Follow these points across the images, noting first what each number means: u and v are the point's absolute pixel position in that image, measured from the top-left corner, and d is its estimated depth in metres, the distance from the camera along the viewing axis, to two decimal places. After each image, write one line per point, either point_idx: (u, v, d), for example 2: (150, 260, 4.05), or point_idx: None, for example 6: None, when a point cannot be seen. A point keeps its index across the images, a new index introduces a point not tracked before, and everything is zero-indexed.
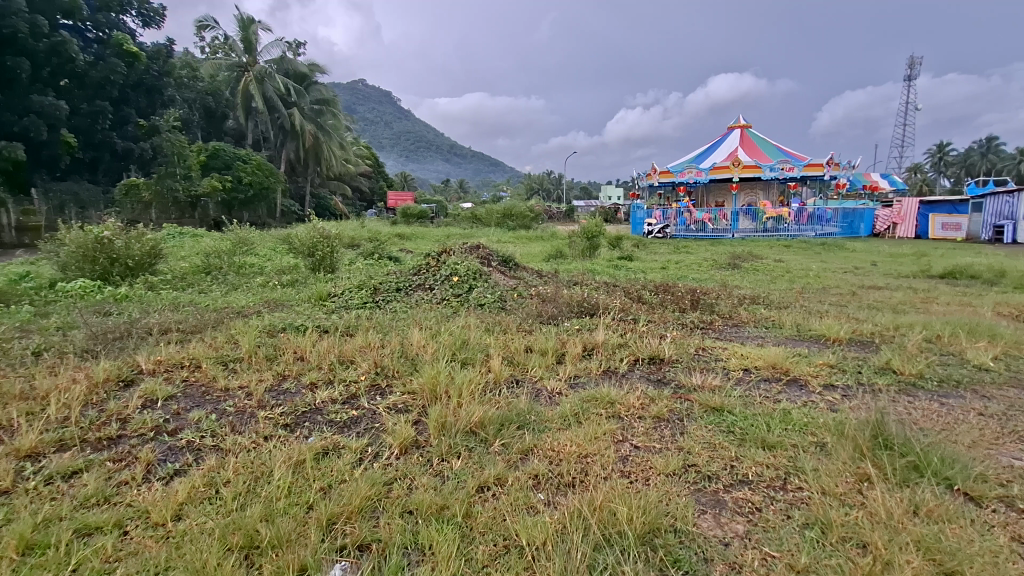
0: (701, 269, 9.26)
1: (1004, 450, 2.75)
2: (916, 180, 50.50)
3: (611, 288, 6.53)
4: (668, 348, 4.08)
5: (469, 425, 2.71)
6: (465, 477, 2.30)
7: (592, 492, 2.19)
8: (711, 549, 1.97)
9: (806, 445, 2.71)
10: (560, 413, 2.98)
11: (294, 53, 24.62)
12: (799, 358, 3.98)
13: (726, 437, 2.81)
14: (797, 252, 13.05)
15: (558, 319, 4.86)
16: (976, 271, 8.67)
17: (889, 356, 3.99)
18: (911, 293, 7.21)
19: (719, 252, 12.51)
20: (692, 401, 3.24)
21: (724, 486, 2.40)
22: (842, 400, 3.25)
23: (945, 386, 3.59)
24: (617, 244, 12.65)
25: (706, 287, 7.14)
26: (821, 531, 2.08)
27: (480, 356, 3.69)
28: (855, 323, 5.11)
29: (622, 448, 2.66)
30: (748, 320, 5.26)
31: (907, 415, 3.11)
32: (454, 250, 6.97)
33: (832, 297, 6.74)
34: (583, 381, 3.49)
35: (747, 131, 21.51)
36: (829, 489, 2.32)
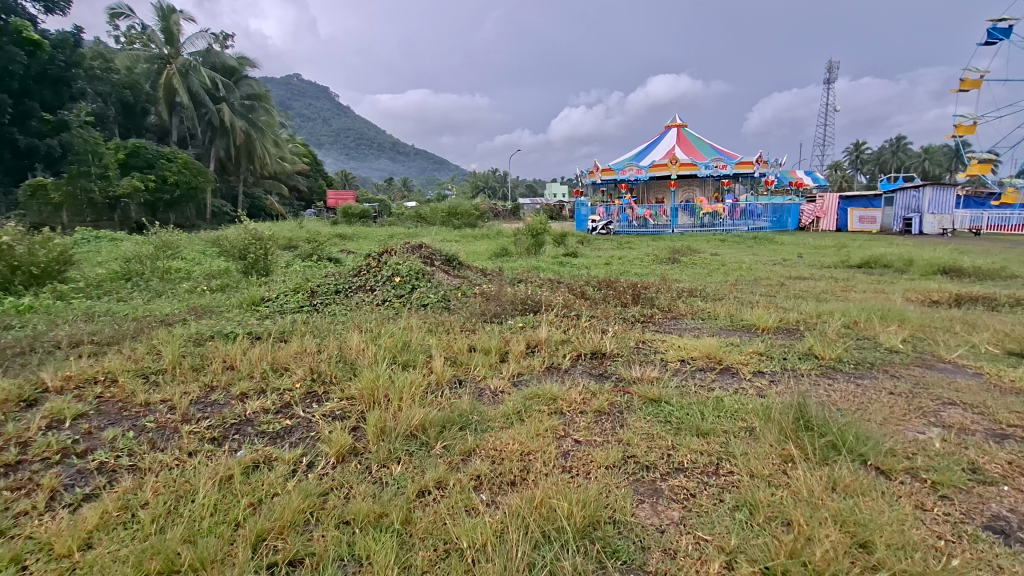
0: (642, 264, 9.53)
1: (911, 425, 3.00)
2: (837, 176, 54.13)
3: (554, 285, 6.60)
4: (610, 342, 4.17)
5: (409, 429, 2.66)
6: (405, 483, 2.26)
7: (534, 490, 2.20)
8: (648, 537, 2.03)
9: (737, 431, 2.84)
10: (503, 412, 2.99)
11: (221, 45, 23.35)
12: (731, 347, 4.18)
13: (663, 427, 2.90)
14: (731, 246, 13.69)
15: (502, 318, 4.87)
16: (889, 260, 9.40)
17: (811, 342, 4.26)
18: (832, 282, 7.72)
19: (659, 247, 12.93)
20: (632, 393, 3.33)
21: (662, 475, 2.48)
22: (769, 386, 3.44)
23: (861, 368, 3.88)
24: (562, 241, 12.82)
25: (647, 281, 7.36)
26: (750, 512, 2.18)
27: (422, 357, 3.64)
28: (782, 312, 5.42)
29: (563, 444, 2.69)
30: (685, 312, 5.46)
31: (827, 396, 3.34)
32: (396, 250, 6.83)
33: (762, 288, 7.11)
34: (526, 378, 3.51)
35: (683, 130, 22.35)
36: (756, 471, 2.45)
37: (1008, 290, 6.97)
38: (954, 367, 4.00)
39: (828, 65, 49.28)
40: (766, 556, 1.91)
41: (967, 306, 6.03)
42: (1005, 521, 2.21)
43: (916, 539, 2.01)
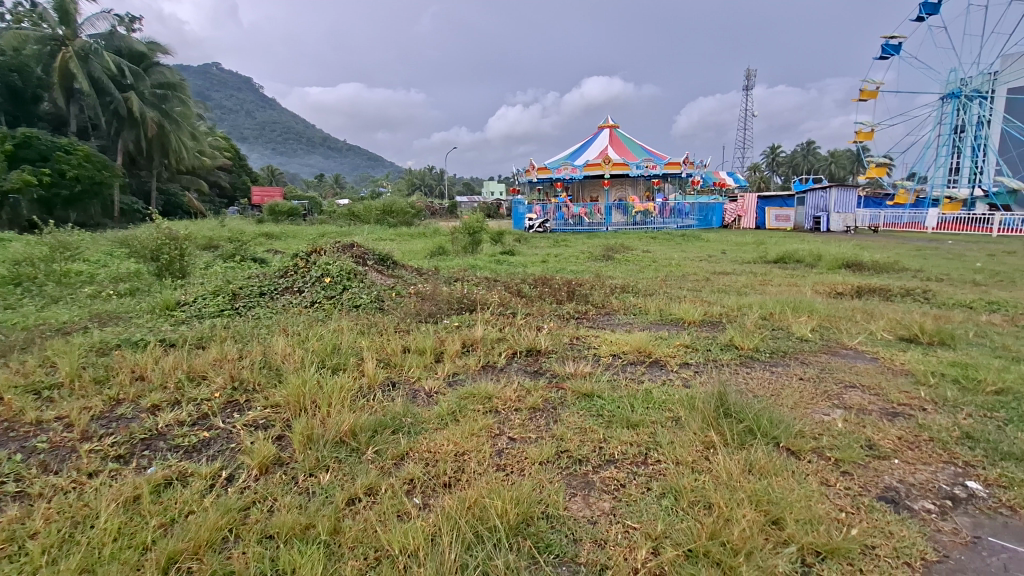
0: (578, 262, 9.75)
1: (818, 408, 3.26)
2: (755, 177, 57.87)
3: (491, 284, 6.61)
4: (544, 339, 4.23)
5: (339, 435, 2.57)
6: (334, 491, 2.18)
7: (468, 490, 2.20)
8: (579, 529, 2.08)
9: (664, 421, 2.97)
10: (436, 413, 2.95)
11: (127, 28, 21.55)
12: (660, 341, 4.36)
13: (596, 420, 2.97)
14: (661, 244, 14.28)
15: (438, 317, 4.81)
16: (801, 256, 10.14)
17: (732, 334, 4.53)
18: (752, 277, 8.22)
19: (593, 245, 13.24)
20: (565, 389, 3.39)
21: (593, 467, 2.54)
22: (694, 376, 3.62)
23: (775, 356, 4.16)
24: (499, 239, 12.85)
25: (581, 278, 7.54)
26: (675, 498, 2.29)
27: (353, 360, 3.53)
28: (707, 306, 5.70)
29: (498, 442, 2.70)
30: (618, 308, 5.64)
31: (745, 384, 3.56)
32: (326, 249, 6.57)
33: (690, 283, 7.46)
34: (461, 378, 3.49)
35: (615, 131, 23.05)
36: (682, 459, 2.56)
37: (900, 282, 7.74)
38: (855, 353, 4.38)
39: (746, 72, 52.51)
40: (690, 539, 2.00)
41: (866, 297, 6.64)
42: (895, 491, 2.46)
43: (821, 512, 2.18)
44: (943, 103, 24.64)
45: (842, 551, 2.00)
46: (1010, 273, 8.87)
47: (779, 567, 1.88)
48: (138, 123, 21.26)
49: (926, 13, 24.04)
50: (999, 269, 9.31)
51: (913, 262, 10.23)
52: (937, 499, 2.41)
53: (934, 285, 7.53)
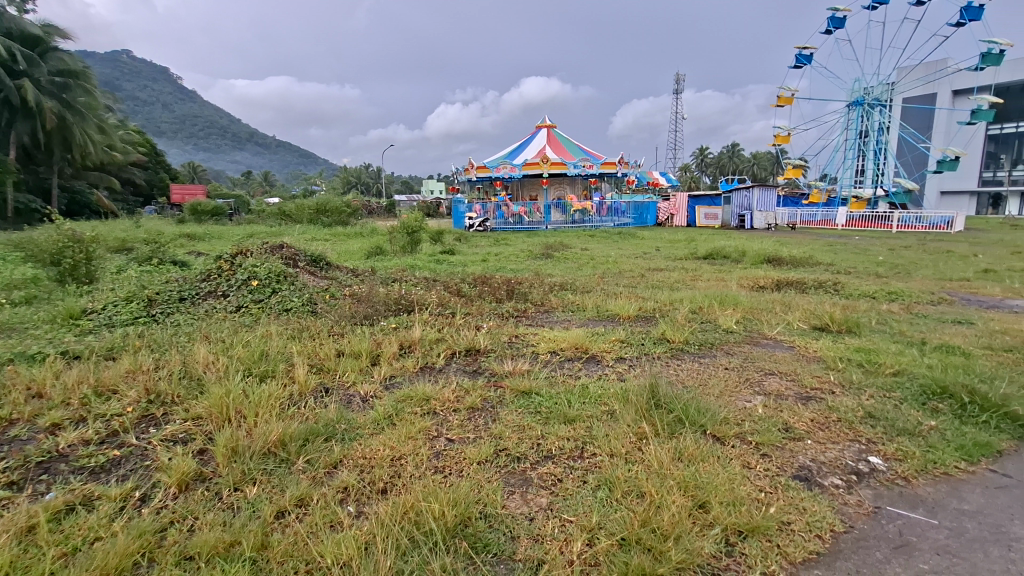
0: (517, 260, 9.83)
1: (741, 395, 3.46)
2: (686, 177, 60.68)
3: (430, 284, 6.53)
4: (483, 338, 4.23)
5: (267, 446, 2.45)
6: (261, 505, 2.08)
7: (405, 495, 2.17)
8: (517, 527, 2.09)
9: (600, 415, 3.05)
10: (372, 417, 2.89)
11: (19, 8, 19.52)
12: (597, 336, 4.47)
13: (533, 417, 3.01)
14: (598, 241, 14.67)
15: (375, 319, 4.70)
16: (728, 252, 10.73)
17: (664, 328, 4.72)
18: (683, 272, 8.62)
19: (533, 243, 13.39)
20: (504, 387, 3.41)
21: (532, 464, 2.57)
22: (628, 370, 3.75)
23: (703, 348, 4.38)
24: (439, 238, 12.75)
25: (521, 276, 7.59)
26: (609, 489, 2.36)
27: (283, 366, 3.39)
28: (642, 302, 5.92)
29: (436, 444, 2.68)
30: (556, 305, 5.74)
31: (676, 375, 3.73)
32: (253, 250, 6.26)
33: (626, 279, 7.72)
34: (398, 381, 3.43)
35: (552, 131, 23.43)
36: (616, 450, 2.65)
37: (814, 275, 8.37)
38: (774, 342, 4.69)
39: (676, 77, 54.88)
40: (623, 529, 2.07)
41: (785, 290, 7.13)
42: (809, 469, 2.65)
43: (743, 494, 2.33)
44: (849, 110, 26.85)
45: (762, 529, 2.14)
46: (907, 265, 9.81)
47: (704, 548, 2.00)
48: (34, 113, 19.33)
49: (833, 27, 26.08)
50: (897, 262, 10.29)
51: (825, 257, 11.07)
52: (844, 474, 2.63)
53: (844, 278, 8.20)
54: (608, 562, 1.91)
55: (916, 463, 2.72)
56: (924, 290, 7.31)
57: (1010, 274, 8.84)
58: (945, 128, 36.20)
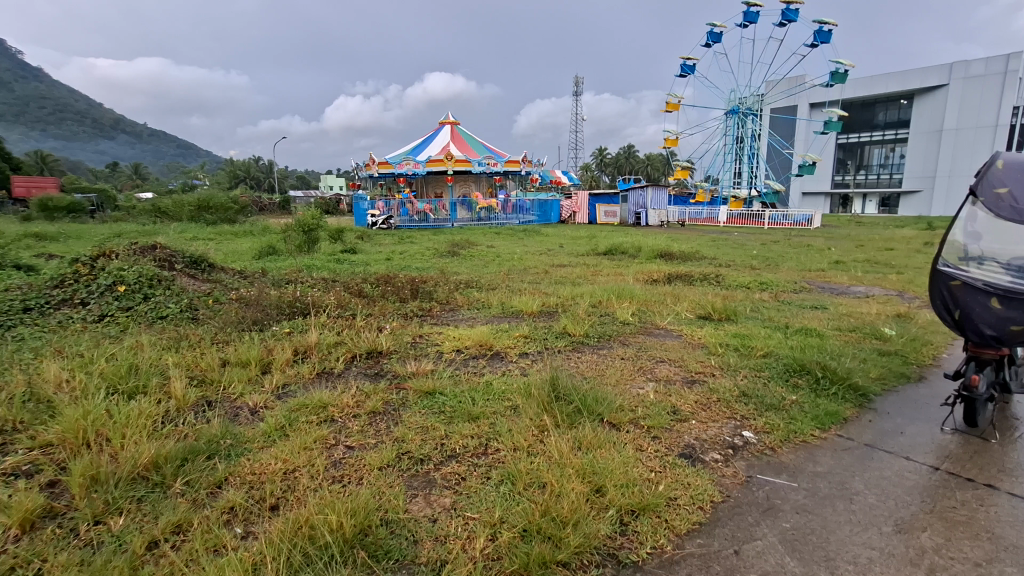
0: (423, 258, 9.70)
1: (635, 382, 3.70)
2: (587, 176, 63.42)
3: (328, 285, 6.22)
4: (385, 339, 4.13)
5: (136, 470, 2.20)
6: (130, 536, 1.87)
7: (300, 509, 2.06)
8: (419, 529, 2.07)
9: (503, 410, 3.10)
10: (262, 430, 2.71)
11: None
12: (501, 333, 4.54)
13: (437, 417, 2.99)
14: (504, 239, 14.88)
15: (266, 324, 4.40)
16: (625, 248, 11.36)
17: (565, 322, 4.90)
18: (584, 268, 9.00)
19: (439, 241, 13.27)
20: (407, 388, 3.35)
21: (435, 465, 2.55)
22: (530, 365, 3.85)
23: (601, 340, 4.61)
24: (338, 236, 12.21)
25: (427, 275, 7.48)
26: (512, 483, 2.40)
27: (156, 381, 3.06)
28: (545, 297, 6.10)
29: (334, 452, 2.58)
30: (462, 304, 5.73)
31: (576, 367, 3.90)
32: (119, 251, 5.57)
33: (530, 276, 7.90)
34: (292, 390, 3.23)
35: (456, 127, 23.37)
36: (519, 444, 2.71)
37: (699, 269, 9.12)
38: (665, 332, 5.05)
39: (575, 79, 57.04)
40: (524, 520, 2.12)
41: (674, 283, 7.70)
42: (692, 447, 2.90)
43: (635, 475, 2.49)
44: (727, 118, 29.56)
45: (652, 506, 2.30)
46: (776, 258, 10.99)
47: (600, 531, 2.11)
48: None
49: (711, 41, 28.50)
50: (768, 255, 11.52)
51: (709, 251, 12.13)
52: (722, 449, 2.90)
53: (724, 270, 9.01)
54: (510, 554, 1.95)
55: (780, 434, 3.07)
56: (789, 280, 8.27)
57: (854, 264, 10.25)
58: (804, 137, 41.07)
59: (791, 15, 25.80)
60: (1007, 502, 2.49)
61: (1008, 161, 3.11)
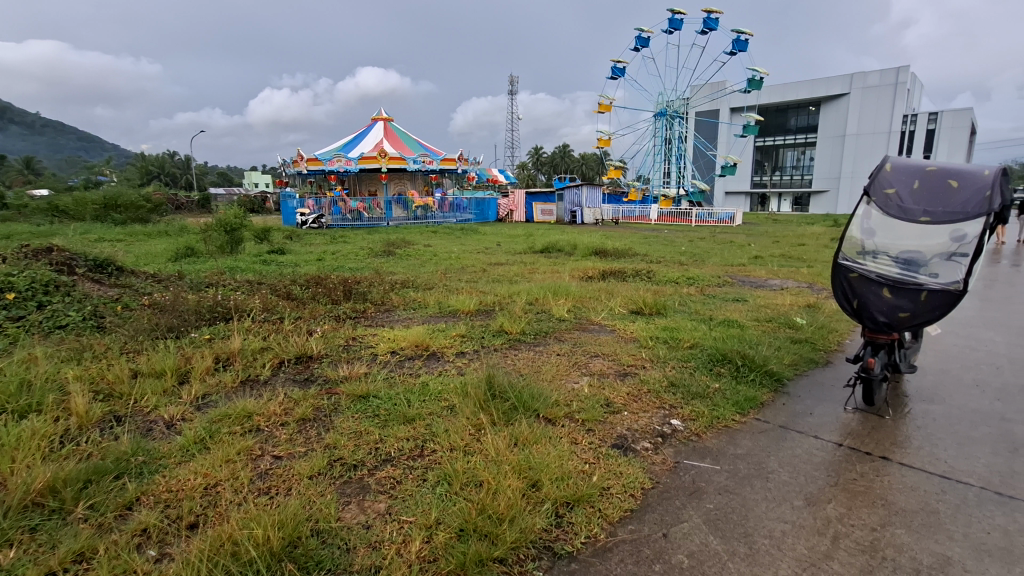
0: (357, 259, 9.44)
1: (570, 377, 3.79)
2: (524, 175, 64.09)
3: (253, 288, 5.90)
4: (315, 343, 3.98)
5: (29, 497, 1.99)
6: (22, 570, 1.70)
7: (221, 525, 1.96)
8: (353, 537, 2.02)
9: (439, 411, 3.08)
10: (178, 444, 2.53)
11: None
12: (438, 333, 4.50)
13: (371, 421, 2.92)
14: (441, 238, 14.70)
15: (183, 331, 4.12)
16: (561, 246, 11.58)
17: (502, 320, 4.92)
18: (522, 266, 9.08)
19: (374, 241, 12.91)
20: (339, 393, 3.25)
21: (369, 469, 2.49)
22: (467, 364, 3.84)
23: (538, 337, 4.68)
24: (264, 236, 11.60)
25: (361, 276, 7.27)
26: (449, 483, 2.39)
27: (53, 398, 2.78)
28: (482, 296, 6.10)
29: (260, 463, 2.46)
30: (398, 304, 5.63)
31: (513, 364, 3.94)
32: (6, 255, 5.00)
33: (467, 275, 7.87)
34: (212, 400, 3.05)
35: (389, 124, 22.88)
36: (456, 444, 2.70)
37: (632, 265, 9.45)
38: (599, 327, 5.20)
39: (511, 78, 57.42)
40: (461, 519, 2.12)
41: (608, 279, 7.94)
42: (623, 437, 3.00)
43: (570, 468, 2.55)
44: (656, 120, 30.80)
45: (586, 497, 2.37)
46: (702, 255, 11.61)
47: (536, 525, 2.14)
48: None
49: (640, 45, 29.56)
50: (695, 252, 12.13)
51: (641, 248, 12.59)
52: (652, 438, 3.03)
53: (655, 266, 9.40)
54: (446, 555, 1.94)
55: (705, 420, 3.26)
56: (713, 275, 8.75)
57: (771, 259, 10.99)
58: (726, 139, 43.56)
59: (712, 24, 27.24)
60: (896, 471, 2.78)
61: (894, 166, 3.52)
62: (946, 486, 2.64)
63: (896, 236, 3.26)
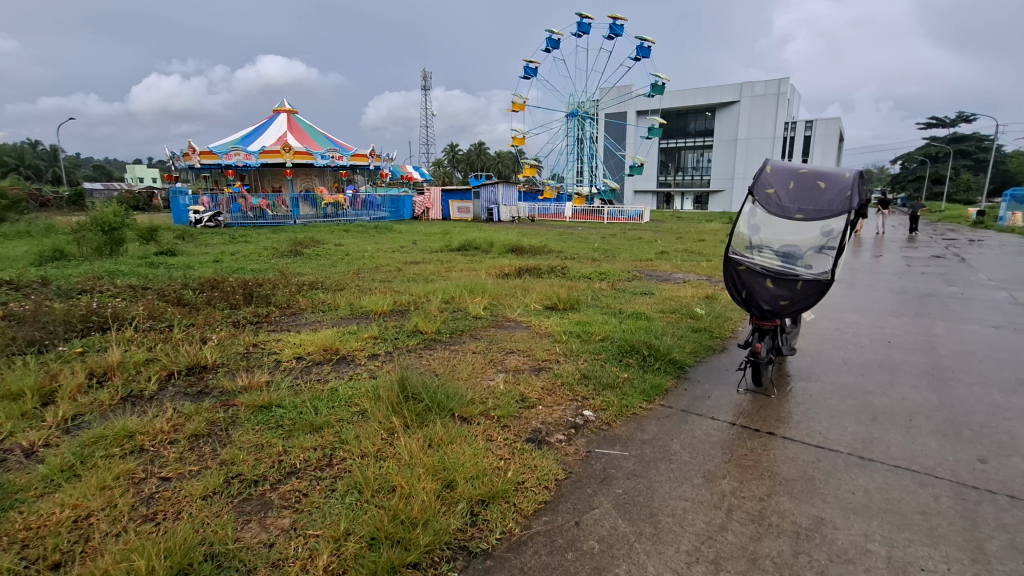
0: (260, 259, 8.87)
1: (486, 374, 3.81)
2: (440, 173, 63.42)
3: (136, 293, 5.34)
4: (210, 352, 3.68)
5: None
6: None
7: (95, 561, 1.75)
8: (253, 557, 1.89)
9: (349, 417, 2.96)
10: (39, 475, 2.22)
11: None
12: (348, 335, 4.33)
13: (275, 433, 2.75)
14: (355, 237, 14.18)
15: (48, 345, 3.63)
16: (478, 243, 11.60)
17: (417, 320, 4.83)
18: (438, 264, 8.99)
19: (280, 240, 12.18)
20: (238, 405, 3.03)
21: (272, 484, 2.34)
22: (380, 366, 3.73)
23: (454, 336, 4.64)
24: (151, 236, 10.52)
25: (264, 277, 6.83)
26: (359, 492, 2.30)
27: None
28: (396, 295, 5.97)
29: (144, 487, 2.23)
30: (305, 306, 5.35)
31: (428, 364, 3.88)
32: None
33: (381, 274, 7.66)
34: (85, 422, 2.71)
35: (294, 116, 21.69)
36: (367, 449, 2.61)
37: (546, 262, 9.67)
38: (515, 323, 5.27)
39: (423, 72, 56.47)
40: (372, 528, 2.05)
41: (523, 276, 8.07)
42: (538, 431, 3.06)
43: (485, 465, 2.55)
44: (568, 120, 31.71)
45: (501, 493, 2.38)
46: (612, 251, 12.14)
47: (451, 526, 2.13)
48: None
49: (551, 47, 30.19)
50: (606, 248, 12.66)
51: (555, 245, 12.93)
52: (565, 429, 3.12)
53: (568, 263, 9.70)
54: (357, 566, 1.87)
55: (615, 409, 3.40)
56: (623, 270, 9.17)
57: (675, 254, 11.72)
58: (633, 140, 45.86)
59: (618, 30, 28.41)
60: (781, 444, 3.07)
61: (774, 167, 3.86)
62: (820, 455, 2.96)
63: (777, 232, 3.60)
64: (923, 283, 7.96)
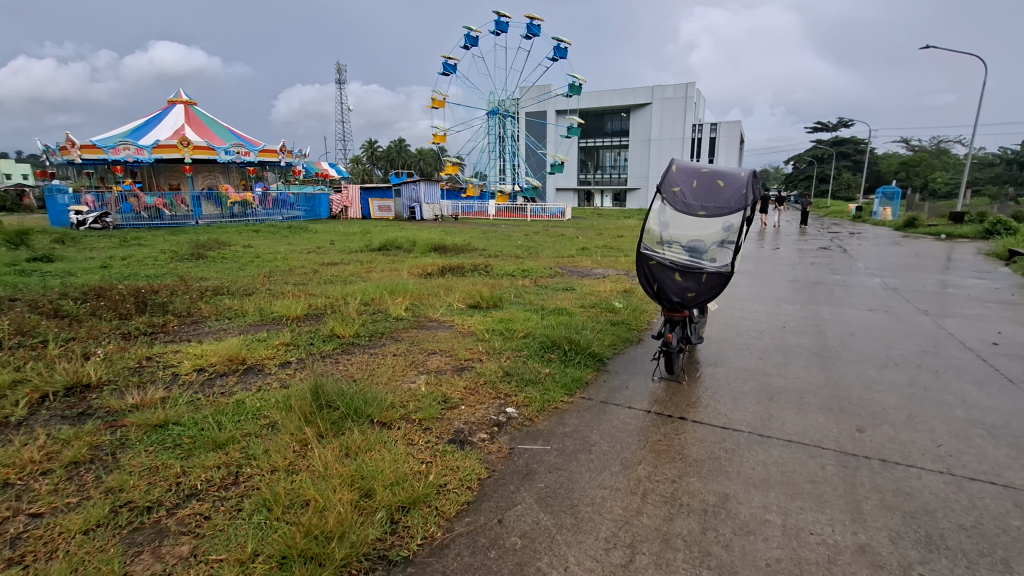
0: (155, 264, 8.13)
1: (408, 376, 3.73)
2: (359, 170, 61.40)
3: (2, 306, 4.70)
4: (94, 369, 3.31)
5: None
6: None
7: None
8: None
9: (257, 430, 2.78)
10: None
11: None
12: (257, 343, 4.07)
13: (171, 453, 2.52)
14: (267, 237, 13.39)
15: None
16: (400, 243, 11.34)
17: (333, 324, 4.64)
18: (357, 265, 8.68)
19: (180, 242, 11.27)
20: (127, 425, 2.75)
21: (168, 510, 2.14)
22: (292, 375, 3.53)
23: (373, 338, 4.51)
24: (22, 240, 9.30)
25: (160, 284, 6.26)
26: (269, 509, 2.16)
27: None
28: (311, 298, 5.70)
29: (9, 528, 1.96)
30: (208, 314, 4.96)
31: (345, 369, 3.73)
32: None
33: (295, 277, 7.28)
34: None
35: (191, 108, 20.08)
36: (278, 464, 2.46)
37: (469, 260, 9.65)
38: (437, 323, 5.21)
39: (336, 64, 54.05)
40: (282, 546, 1.93)
41: (446, 275, 7.99)
42: (461, 431, 3.04)
43: (405, 471, 2.49)
44: (489, 119, 31.81)
45: (422, 498, 2.34)
46: (535, 247, 12.35)
47: (369, 536, 2.05)
48: None
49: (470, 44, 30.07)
50: (529, 245, 12.85)
51: (478, 243, 12.95)
52: (488, 428, 3.13)
53: (492, 260, 9.74)
54: None
55: (538, 404, 3.46)
56: (545, 266, 9.35)
57: (595, 250, 12.12)
58: (553, 140, 46.89)
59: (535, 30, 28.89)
60: (691, 428, 3.26)
61: (679, 167, 4.10)
62: (725, 435, 3.17)
63: (684, 227, 3.82)
64: (813, 272, 8.77)
